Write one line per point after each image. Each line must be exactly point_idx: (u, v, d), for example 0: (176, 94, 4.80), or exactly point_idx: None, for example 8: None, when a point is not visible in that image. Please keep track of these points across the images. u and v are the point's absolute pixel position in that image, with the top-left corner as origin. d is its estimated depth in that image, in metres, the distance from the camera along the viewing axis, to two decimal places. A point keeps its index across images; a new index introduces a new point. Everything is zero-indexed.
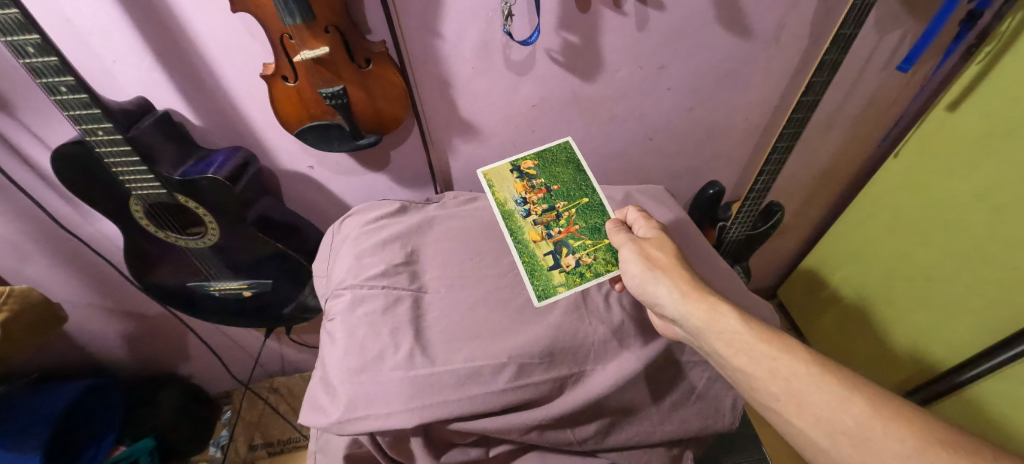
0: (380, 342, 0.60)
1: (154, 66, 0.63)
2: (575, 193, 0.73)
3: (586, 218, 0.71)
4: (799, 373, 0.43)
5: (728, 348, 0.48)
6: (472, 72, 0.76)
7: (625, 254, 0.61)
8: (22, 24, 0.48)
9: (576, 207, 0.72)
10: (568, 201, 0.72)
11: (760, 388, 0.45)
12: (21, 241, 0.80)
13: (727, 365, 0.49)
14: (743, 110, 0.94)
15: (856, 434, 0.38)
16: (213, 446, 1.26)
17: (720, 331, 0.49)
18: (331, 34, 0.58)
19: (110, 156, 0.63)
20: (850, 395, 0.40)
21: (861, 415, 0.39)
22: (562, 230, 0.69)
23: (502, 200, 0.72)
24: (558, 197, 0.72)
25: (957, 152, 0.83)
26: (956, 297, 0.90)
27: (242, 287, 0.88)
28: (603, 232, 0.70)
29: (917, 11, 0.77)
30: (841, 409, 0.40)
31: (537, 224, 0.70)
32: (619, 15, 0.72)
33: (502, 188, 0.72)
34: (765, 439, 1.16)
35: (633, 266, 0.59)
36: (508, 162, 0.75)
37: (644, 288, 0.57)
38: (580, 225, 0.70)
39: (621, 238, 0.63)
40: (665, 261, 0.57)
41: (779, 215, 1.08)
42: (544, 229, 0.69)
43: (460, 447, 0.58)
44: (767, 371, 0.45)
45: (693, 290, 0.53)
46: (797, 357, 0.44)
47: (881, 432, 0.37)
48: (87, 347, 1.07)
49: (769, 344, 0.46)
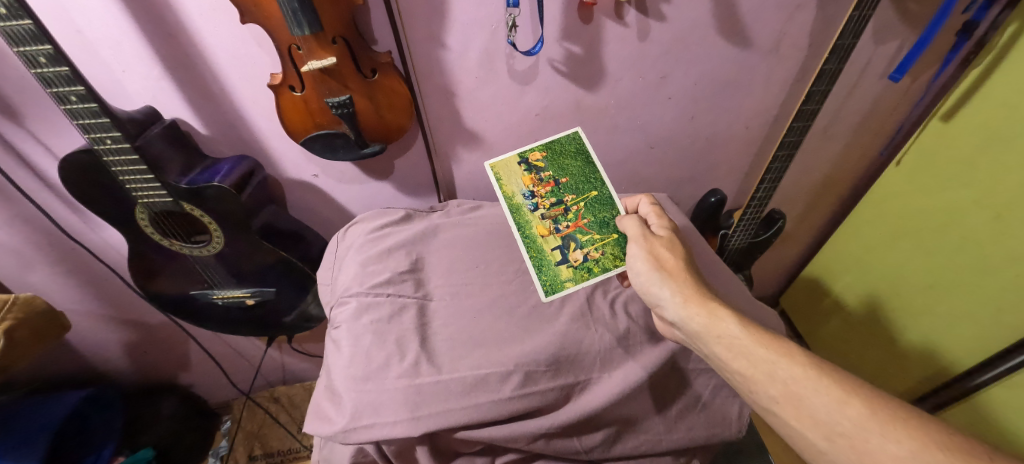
0: (385, 350, 0.60)
1: (163, 76, 0.64)
2: (584, 186, 0.72)
3: (595, 212, 0.70)
4: (797, 376, 0.43)
5: (727, 353, 0.48)
6: (476, 82, 0.77)
7: (632, 249, 0.61)
8: (35, 35, 0.49)
9: (586, 201, 0.71)
10: (577, 195, 0.71)
11: (759, 392, 0.45)
12: (24, 249, 0.81)
13: (727, 369, 0.48)
14: (743, 119, 0.95)
15: (853, 437, 0.38)
16: (213, 457, 1.21)
17: (719, 335, 0.49)
18: (338, 44, 0.59)
19: (118, 165, 0.64)
20: (847, 398, 0.40)
21: (859, 418, 0.39)
22: (570, 225, 0.69)
23: (508, 193, 0.72)
24: (566, 190, 0.72)
25: (958, 159, 0.83)
26: (960, 302, 0.90)
27: (245, 295, 0.88)
28: (611, 226, 0.70)
29: (913, 21, 0.78)
30: (838, 412, 0.40)
31: (545, 218, 0.70)
32: (620, 26, 0.73)
33: (507, 188, 0.72)
34: (771, 447, 1.15)
35: (638, 263, 0.59)
36: (516, 153, 0.75)
37: (648, 288, 0.57)
38: (588, 219, 0.70)
39: (631, 230, 0.64)
40: (671, 260, 0.57)
41: (781, 223, 1.08)
42: (552, 224, 0.70)
43: (466, 456, 0.57)
44: (766, 375, 0.44)
45: (694, 295, 0.53)
46: (796, 360, 0.44)
47: (877, 434, 0.37)
48: (87, 357, 1.06)
49: (768, 348, 0.46)
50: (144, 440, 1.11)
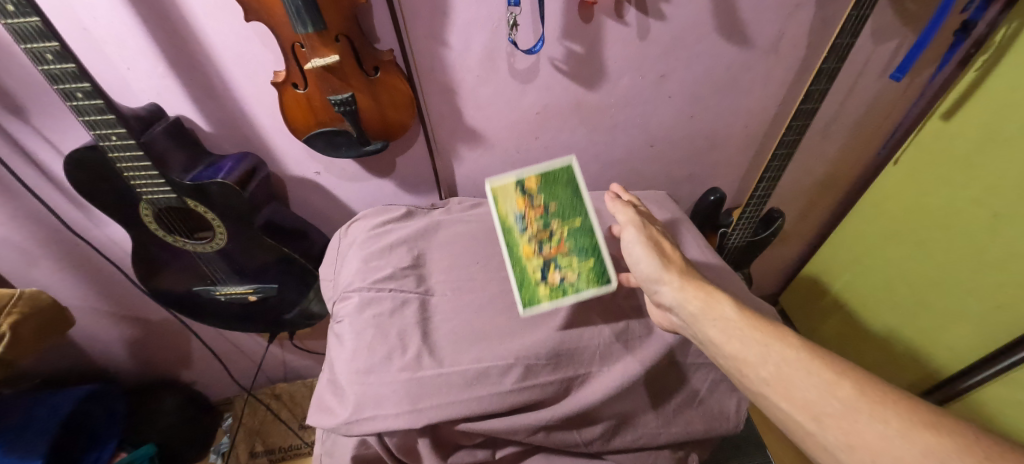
0: (387, 344, 0.61)
1: (167, 73, 0.65)
2: (569, 210, 0.67)
3: (578, 237, 0.66)
4: (789, 358, 0.44)
5: (721, 335, 0.49)
6: (477, 81, 0.78)
7: (628, 236, 0.61)
8: (42, 32, 0.49)
9: (569, 225, 0.66)
10: (561, 218, 0.66)
11: (750, 375, 0.46)
12: (28, 244, 0.81)
13: (719, 353, 0.49)
14: (743, 118, 0.96)
15: (841, 417, 0.39)
16: (213, 454, 1.26)
17: (715, 318, 0.50)
18: (341, 42, 0.60)
19: (122, 161, 0.64)
20: (837, 379, 0.41)
21: (848, 398, 0.39)
22: (552, 247, 0.65)
23: (504, 215, 0.65)
24: (551, 212, 0.66)
25: (955, 157, 0.84)
26: (957, 300, 0.90)
27: (248, 291, 0.88)
28: (593, 250, 0.66)
29: (911, 21, 0.79)
30: (829, 394, 0.40)
31: (529, 238, 0.65)
32: (620, 25, 0.74)
33: (500, 211, 0.65)
34: (770, 444, 1.15)
35: (637, 250, 0.59)
36: (515, 175, 0.66)
37: (648, 275, 0.57)
38: (570, 242, 0.66)
39: (624, 217, 0.63)
40: (669, 250, 0.59)
41: (779, 221, 1.09)
42: (535, 244, 0.65)
43: (466, 449, 0.58)
44: (759, 357, 0.45)
45: (691, 280, 0.54)
46: (787, 343, 0.45)
47: (866, 414, 0.38)
48: (89, 353, 1.07)
49: (762, 332, 0.47)
50: (145, 436, 1.11)
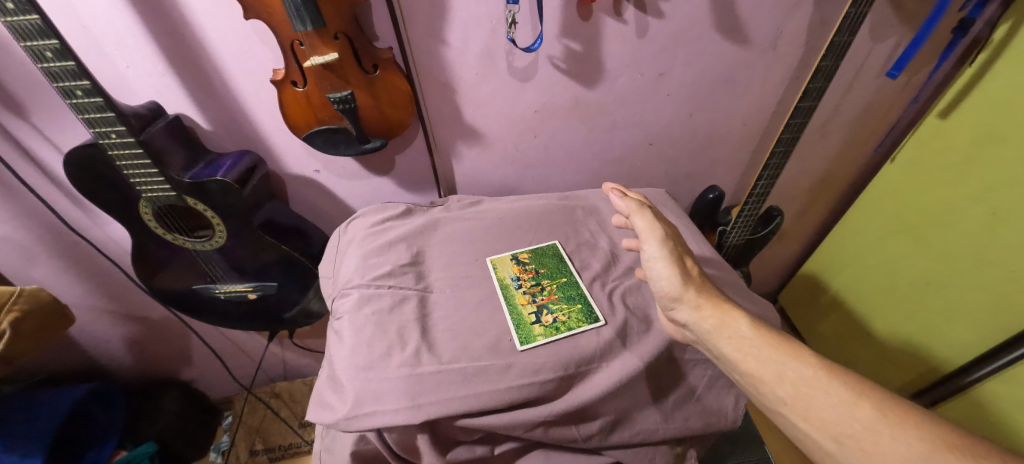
0: (386, 340, 0.61)
1: (166, 71, 0.65)
2: (556, 270, 0.73)
3: (565, 287, 0.70)
4: (806, 377, 0.45)
5: (737, 353, 0.49)
6: (476, 79, 0.78)
7: (650, 248, 0.59)
8: (42, 30, 0.50)
9: (556, 279, 0.72)
10: (549, 275, 0.72)
11: (767, 393, 0.47)
12: (27, 243, 0.81)
13: (736, 370, 0.50)
14: (742, 116, 0.96)
15: (863, 438, 0.40)
16: (214, 452, 1.26)
17: (730, 336, 0.50)
18: (340, 40, 0.60)
19: (122, 158, 0.64)
20: (857, 400, 0.42)
21: (868, 419, 0.40)
22: (542, 297, 0.69)
23: (502, 277, 0.71)
24: (541, 272, 0.73)
25: (954, 156, 0.85)
26: (956, 300, 0.91)
27: (247, 289, 0.88)
28: (581, 297, 0.69)
29: (907, 19, 0.80)
30: (849, 414, 0.41)
31: (522, 290, 0.70)
32: (619, 23, 0.75)
33: (499, 278, 0.71)
34: (771, 444, 1.15)
35: (659, 266, 0.57)
36: (510, 253, 0.76)
37: (668, 292, 0.56)
38: (559, 292, 0.70)
39: (643, 223, 0.61)
40: (691, 267, 0.57)
41: (779, 220, 1.07)
42: (527, 295, 0.69)
43: (465, 445, 0.58)
44: (776, 374, 0.46)
45: (708, 297, 0.54)
46: (804, 362, 0.46)
47: (888, 435, 0.39)
48: (89, 351, 1.07)
49: (778, 350, 0.48)
50: (145, 435, 1.11)
